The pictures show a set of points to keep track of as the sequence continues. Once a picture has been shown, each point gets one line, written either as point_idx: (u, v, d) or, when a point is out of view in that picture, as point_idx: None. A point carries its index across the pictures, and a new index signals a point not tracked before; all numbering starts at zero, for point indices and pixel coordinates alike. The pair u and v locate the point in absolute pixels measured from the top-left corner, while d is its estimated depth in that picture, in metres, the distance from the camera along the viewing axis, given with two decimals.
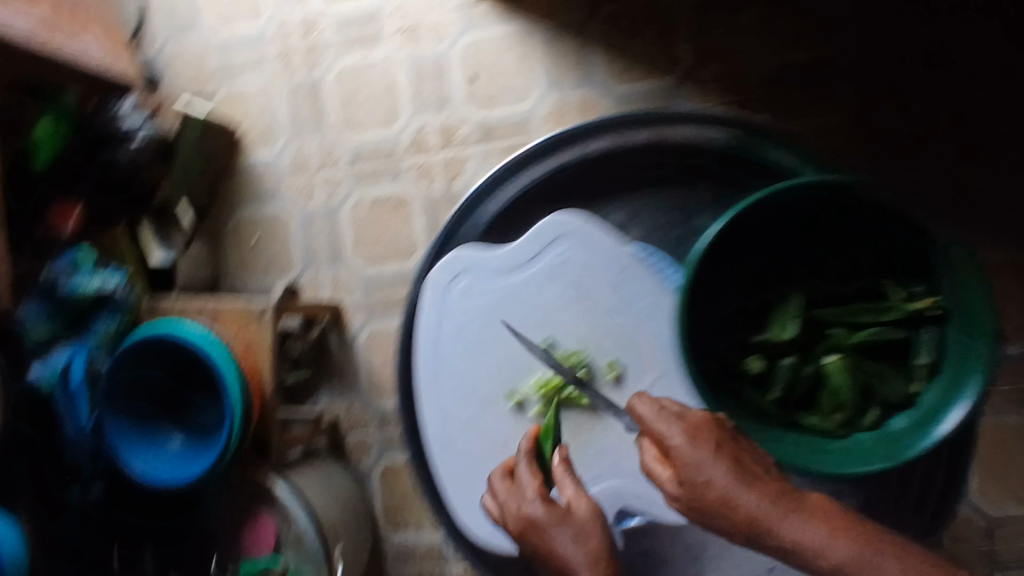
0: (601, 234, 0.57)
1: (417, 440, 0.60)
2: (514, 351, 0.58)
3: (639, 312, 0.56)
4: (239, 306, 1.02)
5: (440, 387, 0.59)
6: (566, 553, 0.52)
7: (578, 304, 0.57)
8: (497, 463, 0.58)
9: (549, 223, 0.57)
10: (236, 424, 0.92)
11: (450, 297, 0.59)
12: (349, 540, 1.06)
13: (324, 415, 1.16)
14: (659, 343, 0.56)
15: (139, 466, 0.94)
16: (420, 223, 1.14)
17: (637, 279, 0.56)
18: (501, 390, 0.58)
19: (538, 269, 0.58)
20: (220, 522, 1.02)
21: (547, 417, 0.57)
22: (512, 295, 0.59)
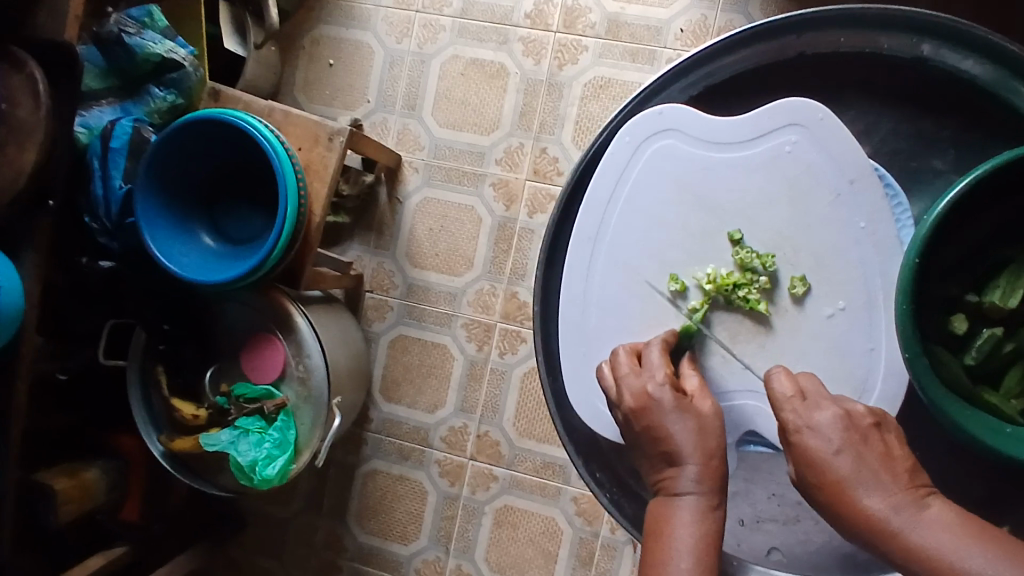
0: (822, 136, 0.58)
1: (585, 297, 0.64)
2: (708, 231, 0.61)
3: (847, 235, 0.59)
4: (311, 120, 0.93)
5: (621, 234, 0.63)
6: (676, 438, 0.56)
7: (784, 201, 0.60)
8: (650, 329, 0.63)
9: (785, 109, 0.59)
10: (280, 242, 0.86)
11: (656, 151, 0.61)
12: (348, 395, 1.03)
13: (352, 265, 1.12)
14: (857, 264, 0.59)
15: (163, 250, 0.88)
16: (512, 100, 1.08)
17: (855, 198, 0.58)
18: (682, 263, 0.62)
19: (757, 153, 0.60)
20: (227, 335, 0.98)
21: (721, 310, 0.61)
22: (715, 175, 0.61)
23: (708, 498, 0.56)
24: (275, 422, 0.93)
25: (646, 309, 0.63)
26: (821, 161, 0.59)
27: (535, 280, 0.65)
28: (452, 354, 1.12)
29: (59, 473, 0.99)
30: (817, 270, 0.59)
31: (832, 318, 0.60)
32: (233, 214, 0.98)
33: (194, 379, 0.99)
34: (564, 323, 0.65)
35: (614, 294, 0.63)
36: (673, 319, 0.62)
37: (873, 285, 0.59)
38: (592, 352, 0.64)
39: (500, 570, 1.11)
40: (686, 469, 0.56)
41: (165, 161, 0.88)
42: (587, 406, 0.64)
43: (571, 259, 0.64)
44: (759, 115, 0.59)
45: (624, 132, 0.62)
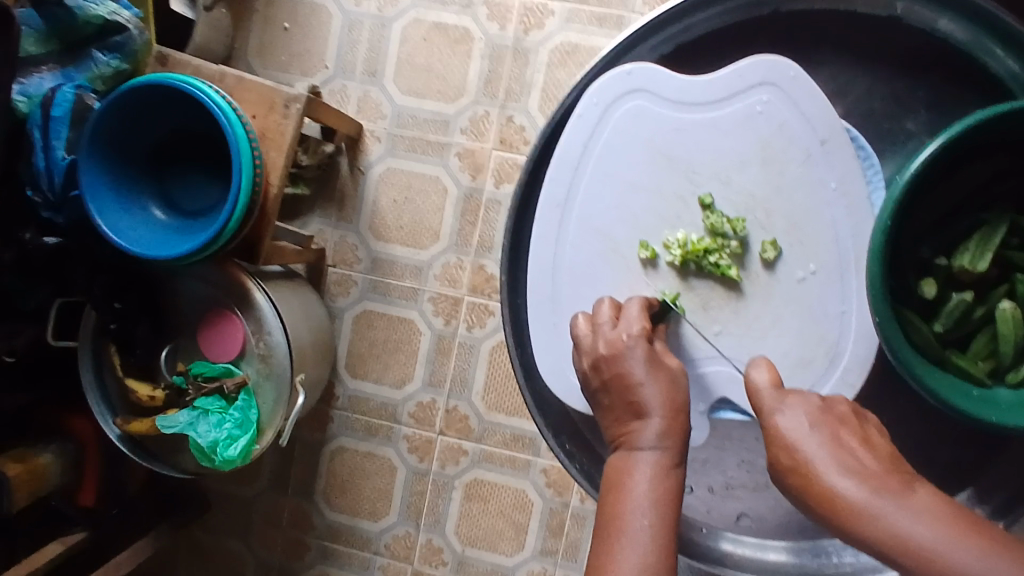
0: (795, 94, 0.57)
1: (551, 263, 0.63)
2: (677, 195, 0.60)
3: (821, 196, 0.58)
4: (266, 86, 0.89)
5: (589, 200, 0.62)
6: (642, 388, 0.56)
7: (755, 162, 0.59)
8: (619, 296, 0.62)
9: (757, 67, 0.57)
10: (236, 215, 0.82)
11: (624, 110, 0.60)
12: (312, 372, 1.00)
13: (313, 239, 1.08)
14: (828, 226, 0.58)
15: (111, 224, 0.83)
16: (476, 66, 1.05)
17: (827, 158, 0.57)
18: (652, 229, 0.61)
19: (728, 114, 0.59)
20: (184, 312, 0.95)
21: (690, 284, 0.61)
22: (682, 135, 0.60)
23: (672, 453, 0.55)
24: (236, 402, 0.90)
25: (618, 277, 0.62)
26: (793, 119, 0.57)
27: (503, 250, 0.64)
28: (419, 328, 1.09)
29: (10, 458, 0.95)
30: (791, 234, 0.59)
31: (803, 281, 0.59)
32: (186, 186, 0.93)
33: (150, 359, 0.95)
34: (534, 294, 0.63)
35: (584, 263, 0.62)
36: (644, 286, 0.61)
37: (844, 247, 0.58)
38: (563, 321, 0.63)
39: (470, 543, 1.11)
40: (651, 423, 0.56)
41: (108, 128, 0.83)
42: (555, 377, 0.63)
43: (540, 227, 0.62)
44: (731, 73, 0.58)
45: (591, 93, 0.60)
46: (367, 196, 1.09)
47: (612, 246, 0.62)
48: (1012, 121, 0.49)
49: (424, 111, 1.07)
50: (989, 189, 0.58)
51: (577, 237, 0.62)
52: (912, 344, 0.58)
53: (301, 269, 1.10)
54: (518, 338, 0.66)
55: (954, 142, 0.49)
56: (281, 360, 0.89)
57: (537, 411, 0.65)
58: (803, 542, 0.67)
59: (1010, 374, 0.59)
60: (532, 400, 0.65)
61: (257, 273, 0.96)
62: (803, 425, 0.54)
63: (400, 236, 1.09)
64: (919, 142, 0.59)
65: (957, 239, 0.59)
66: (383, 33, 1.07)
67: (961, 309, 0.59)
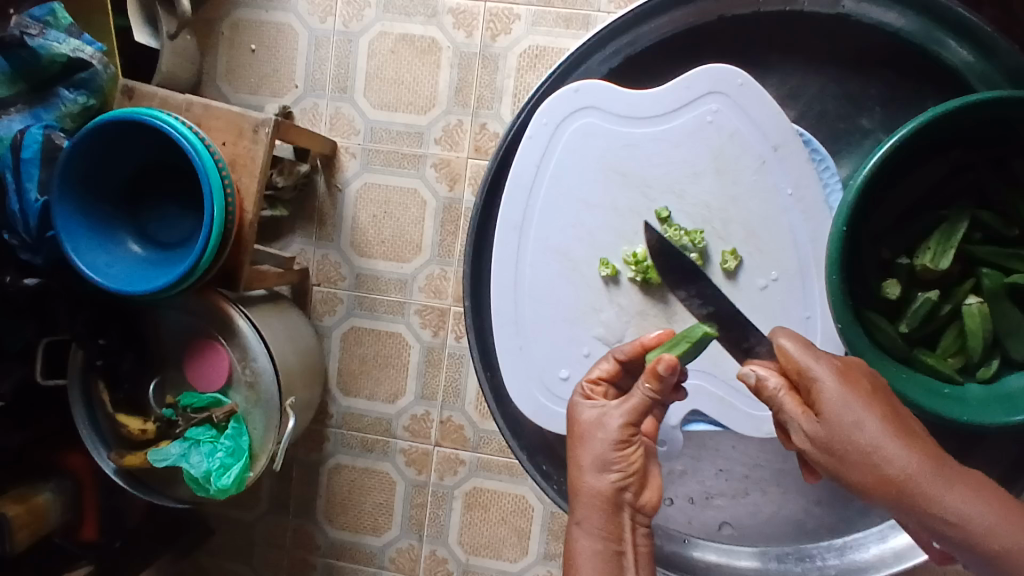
0: (743, 106, 0.62)
1: (516, 284, 0.67)
2: (636, 210, 0.65)
3: (777, 204, 0.63)
4: (233, 112, 0.88)
5: (545, 222, 0.66)
6: (580, 456, 0.56)
7: (709, 175, 0.63)
8: (584, 311, 0.66)
9: (706, 79, 0.62)
10: (210, 247, 0.82)
11: (580, 130, 0.64)
12: (302, 394, 1.00)
13: (295, 260, 1.08)
14: (788, 231, 0.63)
15: (87, 262, 0.83)
16: (446, 75, 1.04)
17: (781, 164, 0.62)
18: (618, 245, 0.65)
19: (679, 124, 0.63)
20: (169, 344, 0.95)
21: (649, 297, 0.65)
22: (637, 152, 0.64)
23: (605, 518, 0.55)
24: (227, 430, 0.90)
25: (582, 293, 0.66)
26: (745, 130, 0.62)
27: (465, 275, 0.67)
28: (408, 342, 1.09)
29: (9, 499, 0.95)
30: (749, 242, 0.63)
31: (767, 288, 0.63)
32: (159, 219, 0.93)
33: (138, 393, 0.95)
34: (500, 315, 0.67)
35: (548, 282, 0.66)
36: (606, 302, 0.66)
37: (803, 251, 0.63)
38: (528, 344, 0.67)
39: (474, 551, 1.11)
40: (587, 494, 0.55)
41: (82, 165, 0.83)
42: (519, 399, 0.67)
43: (501, 248, 0.67)
44: (683, 86, 0.62)
45: (540, 113, 0.64)
46: (344, 213, 1.08)
47: (577, 265, 0.66)
48: (965, 114, 0.53)
49: (396, 124, 1.06)
50: (943, 188, 0.63)
51: (544, 259, 0.66)
52: (881, 346, 0.63)
53: (285, 290, 1.10)
54: (485, 361, 0.70)
55: (907, 140, 0.53)
56: (269, 381, 0.89)
57: (510, 433, 0.69)
58: (786, 547, 0.70)
59: (980, 369, 0.63)
60: (503, 422, 0.69)
61: (240, 299, 0.96)
62: (850, 387, 0.53)
63: (382, 251, 1.08)
64: (875, 139, 0.63)
65: (917, 238, 0.63)
66: (350, 49, 1.06)
67: (927, 308, 0.62)
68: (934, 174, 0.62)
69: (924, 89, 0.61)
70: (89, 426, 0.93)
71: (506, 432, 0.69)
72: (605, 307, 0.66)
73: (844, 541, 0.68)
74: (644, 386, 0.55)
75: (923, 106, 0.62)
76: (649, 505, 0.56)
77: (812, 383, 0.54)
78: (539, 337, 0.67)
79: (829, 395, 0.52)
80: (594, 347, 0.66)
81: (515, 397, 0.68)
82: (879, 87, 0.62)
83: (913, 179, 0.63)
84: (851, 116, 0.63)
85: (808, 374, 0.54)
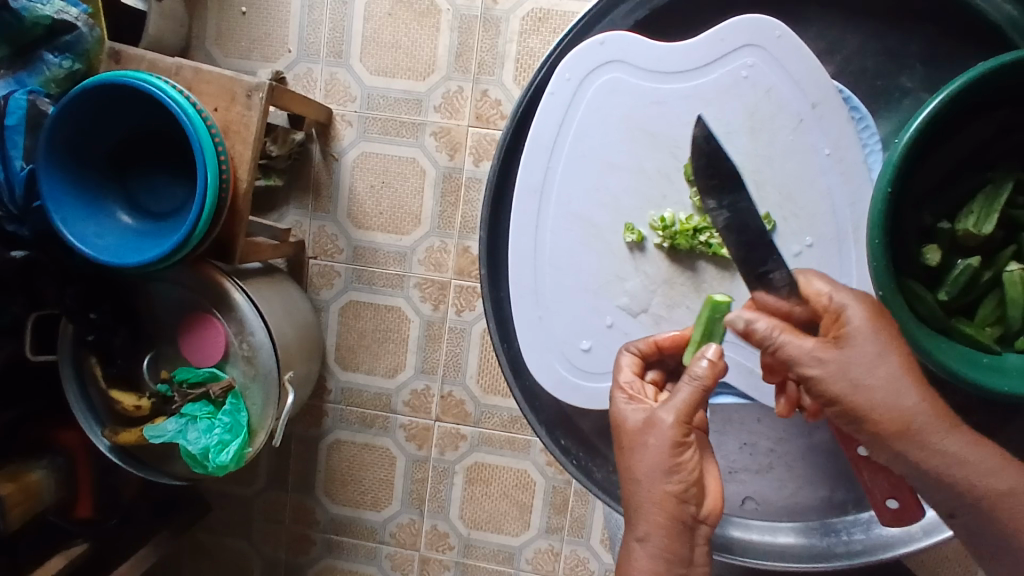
0: (779, 60, 0.60)
1: (537, 250, 0.66)
2: (664, 173, 0.63)
3: (814, 166, 0.61)
4: (225, 76, 0.84)
5: (566, 186, 0.64)
6: (636, 471, 0.55)
7: (743, 133, 0.62)
8: (612, 277, 0.65)
9: (740, 31, 0.60)
10: (203, 218, 0.79)
11: (606, 87, 0.63)
12: (300, 368, 0.98)
13: (290, 232, 1.05)
14: (825, 194, 0.61)
15: (77, 234, 0.80)
16: (446, 39, 1.01)
17: (819, 123, 0.60)
18: (646, 210, 0.64)
19: (712, 80, 0.61)
20: (163, 318, 0.92)
21: (673, 263, 0.64)
22: (665, 111, 0.62)
23: (667, 535, 0.55)
24: (224, 406, 0.87)
25: (605, 259, 0.65)
26: (782, 87, 0.61)
27: (481, 244, 0.65)
28: (408, 316, 1.07)
29: (3, 477, 0.93)
30: (785, 206, 0.62)
31: (801, 254, 0.62)
32: (150, 188, 0.89)
33: (132, 369, 0.92)
34: (517, 283, 0.66)
35: (568, 248, 0.65)
36: (631, 270, 0.65)
37: (840, 217, 0.62)
38: (548, 314, 0.66)
39: (475, 526, 1.11)
40: (648, 508, 0.55)
41: (71, 131, 0.80)
42: (539, 370, 0.67)
43: (519, 213, 0.65)
44: (714, 40, 0.60)
45: (563, 68, 0.62)
46: (340, 184, 1.05)
47: (601, 230, 0.65)
48: (1015, 72, 0.53)
49: (393, 91, 1.02)
50: (985, 151, 0.63)
51: (568, 225, 0.65)
52: (919, 316, 0.63)
53: (281, 263, 1.07)
54: (502, 333, 0.68)
55: (951, 99, 0.53)
56: (267, 354, 0.87)
57: (528, 406, 0.68)
58: (812, 521, 0.70)
59: (1019, 339, 0.64)
60: (521, 394, 0.68)
61: (234, 272, 0.93)
62: (880, 321, 0.54)
63: (383, 224, 1.05)
64: (914, 98, 0.61)
65: (960, 203, 0.63)
66: (344, 12, 1.02)
67: (967, 274, 0.63)
68: (978, 135, 0.62)
69: (959, 47, 0.60)
70: (83, 402, 0.91)
71: (528, 405, 0.68)
72: (632, 273, 0.65)
73: (870, 516, 0.68)
74: (690, 386, 0.55)
75: (962, 64, 0.60)
76: (712, 515, 0.57)
77: (847, 306, 0.54)
78: (560, 304, 0.66)
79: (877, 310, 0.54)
80: (617, 316, 0.65)
81: (537, 369, 0.67)
82: (913, 46, 0.60)
83: (958, 142, 0.62)
84: (885, 73, 0.61)
85: (833, 301, 0.55)
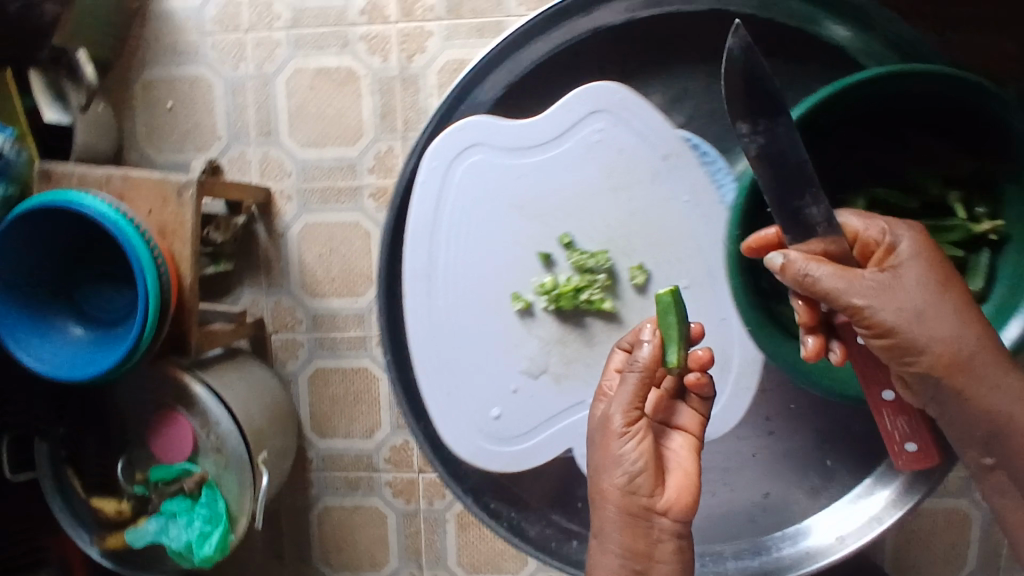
0: (624, 123, 0.70)
1: (435, 325, 0.74)
2: (542, 236, 0.72)
3: (673, 215, 0.70)
4: (154, 179, 0.86)
5: (452, 266, 0.73)
6: (601, 462, 0.64)
7: (599, 196, 0.71)
8: (512, 340, 0.73)
9: (583, 103, 0.69)
10: (150, 320, 0.80)
11: (471, 169, 0.72)
12: (275, 446, 0.99)
13: (247, 312, 1.06)
14: (690, 236, 0.70)
15: (33, 356, 0.82)
16: (369, 103, 1.03)
17: (671, 173, 0.70)
18: (532, 275, 0.72)
19: (565, 150, 0.71)
20: (129, 420, 0.93)
21: (565, 316, 0.72)
22: (531, 184, 0.72)
23: (627, 532, 0.62)
24: (201, 498, 0.89)
25: (502, 327, 0.73)
26: (634, 146, 0.70)
27: (382, 330, 0.75)
28: (376, 375, 1.08)
29: None
30: (651, 257, 0.70)
31: (679, 298, 0.71)
32: (98, 297, 0.90)
33: (109, 475, 0.93)
34: (424, 359, 0.74)
35: (463, 324, 0.73)
36: (527, 335, 0.73)
37: (708, 255, 0.70)
38: (456, 390, 0.73)
39: (476, 570, 1.11)
40: (607, 503, 0.63)
41: (13, 255, 0.82)
42: (456, 443, 0.74)
43: (413, 297, 0.74)
44: (560, 117, 0.70)
45: (429, 158, 0.72)
46: (290, 257, 1.07)
47: (497, 300, 0.73)
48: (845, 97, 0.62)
49: (327, 162, 1.04)
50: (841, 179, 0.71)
51: (466, 302, 0.73)
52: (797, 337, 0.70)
53: (245, 344, 1.09)
54: (417, 410, 0.76)
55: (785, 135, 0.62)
56: (237, 441, 0.88)
57: (454, 480, 0.76)
58: (744, 544, 0.77)
59: None
60: (446, 468, 0.76)
61: (197, 363, 0.94)
62: (927, 259, 0.59)
63: (339, 292, 1.07)
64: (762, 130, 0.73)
65: None
66: (266, 91, 1.04)
67: None
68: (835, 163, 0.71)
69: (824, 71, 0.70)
70: (73, 518, 0.91)
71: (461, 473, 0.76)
72: (530, 331, 0.73)
73: (796, 529, 0.76)
74: (636, 373, 0.62)
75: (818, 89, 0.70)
76: (672, 508, 0.62)
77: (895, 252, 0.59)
78: (468, 370, 0.73)
79: (908, 255, 0.58)
80: (521, 381, 0.73)
81: (454, 439, 0.74)
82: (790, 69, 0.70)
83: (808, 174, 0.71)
84: None
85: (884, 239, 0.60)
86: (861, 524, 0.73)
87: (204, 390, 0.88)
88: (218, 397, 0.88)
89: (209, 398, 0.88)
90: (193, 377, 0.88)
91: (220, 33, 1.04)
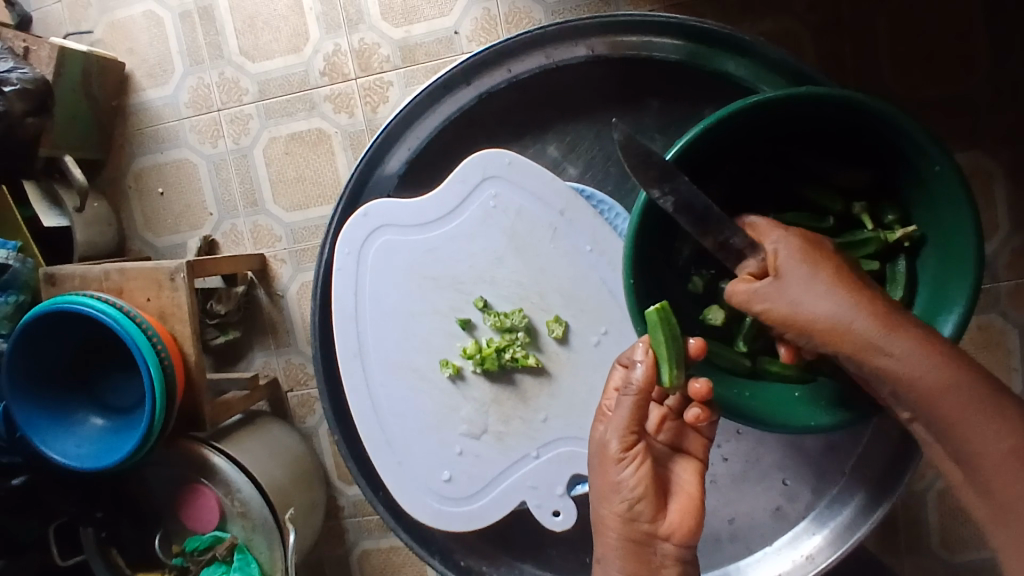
0: (519, 182, 0.71)
1: (374, 401, 0.76)
2: (459, 303, 0.74)
3: (581, 265, 0.71)
4: (147, 268, 0.91)
5: (379, 344, 0.75)
6: (601, 489, 0.61)
7: (505, 258, 0.72)
8: (446, 405, 0.75)
9: (474, 172, 0.71)
10: (159, 404, 0.84)
11: (381, 249, 0.74)
12: (301, 502, 1.02)
13: (260, 375, 1.10)
14: (601, 284, 0.71)
15: (58, 452, 0.87)
16: (343, 159, 1.05)
17: (570, 226, 0.71)
18: (455, 342, 0.74)
19: (467, 219, 0.72)
20: (160, 497, 0.98)
21: (492, 376, 0.74)
22: (440, 255, 0.73)
23: (632, 559, 0.59)
24: (234, 563, 0.92)
25: (435, 395, 0.75)
26: (530, 207, 0.71)
27: (327, 413, 0.77)
28: None
29: None
30: (566, 309, 0.72)
31: (599, 343, 0.72)
32: (112, 387, 0.95)
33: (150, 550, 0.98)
34: (370, 434, 0.76)
35: (398, 398, 0.75)
36: (461, 399, 0.74)
37: (620, 298, 0.71)
38: (405, 458, 0.76)
39: None
40: (609, 531, 0.60)
41: (27, 362, 0.87)
42: (414, 508, 0.75)
43: (350, 379, 0.76)
44: (456, 188, 0.72)
45: (342, 246, 0.74)
46: (293, 317, 1.11)
47: (427, 370, 0.75)
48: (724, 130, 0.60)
49: (312, 221, 1.08)
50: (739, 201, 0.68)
51: (399, 377, 0.75)
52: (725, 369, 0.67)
53: (264, 405, 1.13)
54: (373, 484, 0.78)
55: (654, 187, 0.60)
56: (259, 504, 0.92)
57: (418, 543, 0.77)
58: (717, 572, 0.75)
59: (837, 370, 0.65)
60: (409, 535, 0.78)
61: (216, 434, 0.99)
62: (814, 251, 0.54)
63: None
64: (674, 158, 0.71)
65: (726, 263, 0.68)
66: (246, 163, 1.09)
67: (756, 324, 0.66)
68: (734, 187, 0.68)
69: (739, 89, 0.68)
70: None
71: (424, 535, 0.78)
72: (462, 395, 0.74)
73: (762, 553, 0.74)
74: (631, 397, 0.60)
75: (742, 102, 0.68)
76: (675, 533, 0.59)
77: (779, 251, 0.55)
78: (411, 440, 0.76)
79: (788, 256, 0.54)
80: (464, 443, 0.74)
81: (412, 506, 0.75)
82: (722, 89, 0.69)
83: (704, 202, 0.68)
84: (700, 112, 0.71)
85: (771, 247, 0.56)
86: (828, 546, 0.71)
87: (222, 459, 0.92)
88: (235, 464, 0.92)
89: (227, 466, 0.92)
90: (210, 448, 0.93)
91: (195, 116, 1.09)
